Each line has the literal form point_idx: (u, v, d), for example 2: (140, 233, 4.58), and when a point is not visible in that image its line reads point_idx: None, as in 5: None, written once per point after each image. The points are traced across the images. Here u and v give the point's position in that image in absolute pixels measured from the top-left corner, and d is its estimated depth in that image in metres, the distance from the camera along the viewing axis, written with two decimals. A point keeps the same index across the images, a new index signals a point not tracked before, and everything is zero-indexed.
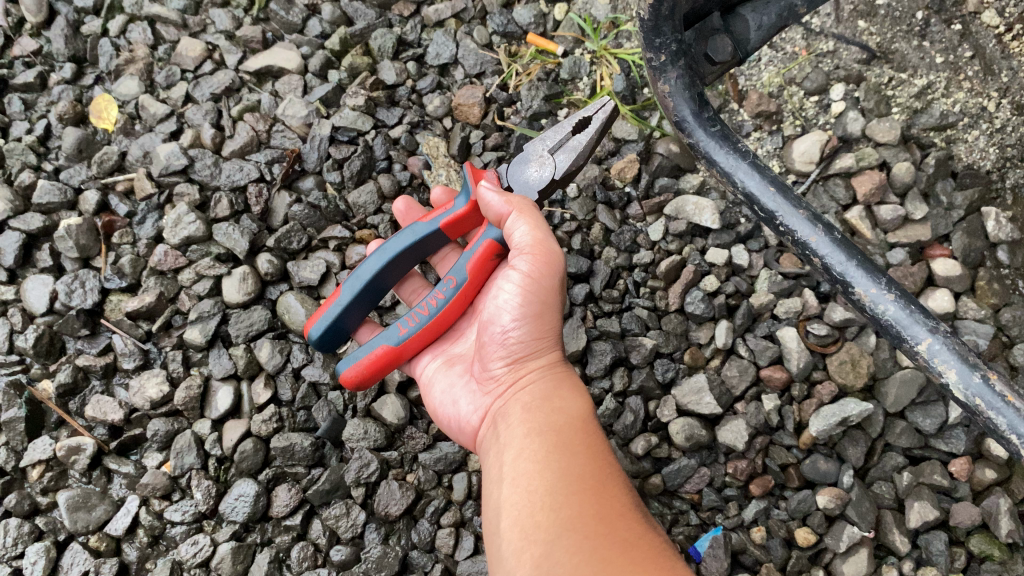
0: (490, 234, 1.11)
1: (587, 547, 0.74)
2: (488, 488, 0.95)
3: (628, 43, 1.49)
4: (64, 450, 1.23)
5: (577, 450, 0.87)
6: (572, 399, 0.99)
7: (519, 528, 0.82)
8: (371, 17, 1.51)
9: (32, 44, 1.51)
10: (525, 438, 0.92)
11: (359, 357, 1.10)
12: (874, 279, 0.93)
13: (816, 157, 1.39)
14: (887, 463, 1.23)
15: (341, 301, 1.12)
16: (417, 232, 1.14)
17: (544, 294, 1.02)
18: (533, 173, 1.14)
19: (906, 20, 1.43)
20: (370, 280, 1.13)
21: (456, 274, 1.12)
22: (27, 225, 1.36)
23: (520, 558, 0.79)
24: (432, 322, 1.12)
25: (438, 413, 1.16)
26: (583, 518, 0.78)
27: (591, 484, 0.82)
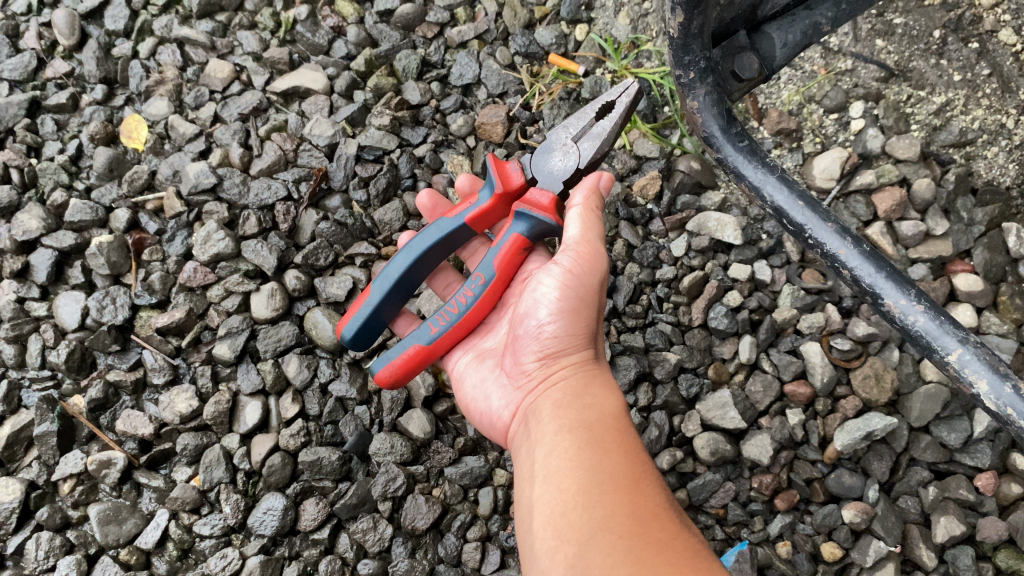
0: (517, 229, 1.12)
1: (623, 549, 0.71)
2: (520, 486, 0.92)
3: (649, 63, 1.51)
4: (95, 464, 1.25)
5: (611, 448, 0.85)
6: (604, 396, 0.97)
7: (551, 527, 0.80)
8: (396, 39, 1.54)
9: (64, 66, 1.55)
10: (557, 434, 0.89)
11: (392, 357, 1.12)
12: (904, 290, 0.93)
13: (837, 174, 1.41)
14: (913, 477, 1.24)
15: (371, 300, 1.13)
16: (444, 228, 1.15)
17: (579, 291, 1.02)
18: (557, 163, 1.14)
19: (923, 39, 1.44)
20: (400, 278, 1.14)
21: (484, 270, 1.13)
22: (60, 243, 1.38)
23: (553, 557, 0.77)
24: (463, 319, 1.13)
25: (471, 409, 1.16)
26: (618, 517, 0.75)
27: (626, 483, 0.80)
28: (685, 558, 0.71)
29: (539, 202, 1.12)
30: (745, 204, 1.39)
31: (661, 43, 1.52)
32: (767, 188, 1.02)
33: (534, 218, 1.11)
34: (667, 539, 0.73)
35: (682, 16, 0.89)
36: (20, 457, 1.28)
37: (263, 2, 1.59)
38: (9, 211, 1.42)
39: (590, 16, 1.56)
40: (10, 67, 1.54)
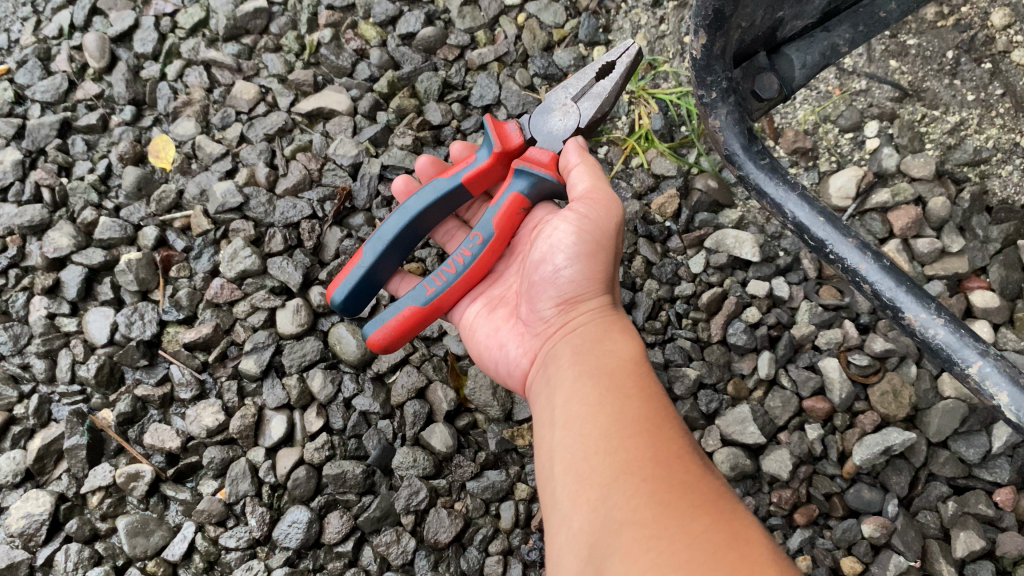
0: (516, 186, 1.16)
1: (647, 488, 0.73)
2: (541, 431, 0.95)
3: (666, 84, 1.54)
4: (124, 476, 1.27)
5: (630, 393, 0.86)
6: (621, 341, 0.99)
7: (573, 472, 0.82)
8: (418, 61, 1.58)
9: (95, 88, 1.59)
10: (576, 381, 0.91)
11: (387, 319, 1.13)
12: (924, 304, 0.94)
13: (853, 193, 1.42)
14: (932, 492, 1.24)
15: (365, 262, 1.16)
16: (440, 188, 1.18)
17: (596, 233, 1.03)
18: (557, 122, 1.19)
19: (936, 59, 1.47)
20: (394, 239, 1.16)
21: (483, 228, 1.16)
22: (89, 260, 1.41)
23: (576, 501, 0.79)
24: (461, 278, 1.15)
25: (483, 356, 1.20)
26: (640, 459, 0.77)
27: (646, 427, 0.81)
28: (708, 498, 0.72)
29: (539, 160, 1.16)
30: (762, 222, 1.42)
31: (677, 65, 1.55)
32: (788, 205, 1.04)
33: (533, 174, 1.15)
34: (689, 479, 0.75)
35: (705, 38, 0.91)
36: (50, 470, 1.31)
37: (288, 26, 1.62)
38: (40, 229, 1.46)
39: (608, 38, 1.60)
40: (42, 89, 1.58)
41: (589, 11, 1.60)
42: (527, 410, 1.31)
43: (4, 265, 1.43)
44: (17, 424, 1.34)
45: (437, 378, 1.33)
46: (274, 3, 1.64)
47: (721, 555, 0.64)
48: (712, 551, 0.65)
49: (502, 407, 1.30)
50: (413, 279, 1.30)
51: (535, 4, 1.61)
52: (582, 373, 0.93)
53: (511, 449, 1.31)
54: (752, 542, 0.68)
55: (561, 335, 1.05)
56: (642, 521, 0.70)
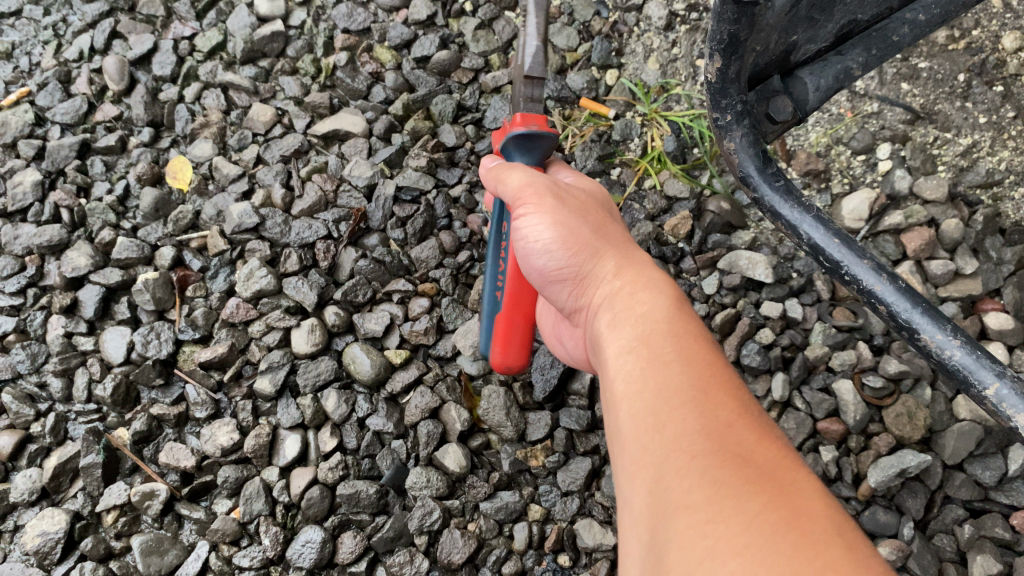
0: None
1: (700, 465, 0.64)
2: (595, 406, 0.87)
3: (678, 106, 1.55)
4: (139, 495, 1.28)
5: (667, 353, 0.77)
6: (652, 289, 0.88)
7: (624, 452, 0.74)
8: (433, 84, 1.59)
9: (113, 110, 1.61)
10: (616, 353, 0.82)
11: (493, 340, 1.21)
12: (940, 325, 0.94)
13: (865, 214, 1.43)
14: (948, 515, 1.23)
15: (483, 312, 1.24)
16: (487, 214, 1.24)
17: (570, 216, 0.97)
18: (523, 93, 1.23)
19: (948, 82, 1.48)
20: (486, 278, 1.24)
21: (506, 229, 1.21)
22: (107, 280, 1.43)
23: (631, 482, 0.71)
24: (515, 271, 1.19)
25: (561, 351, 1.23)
26: (687, 432, 0.68)
27: (696, 390, 0.72)
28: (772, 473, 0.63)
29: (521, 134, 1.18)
30: (776, 243, 1.42)
31: (691, 88, 1.57)
32: (803, 227, 1.04)
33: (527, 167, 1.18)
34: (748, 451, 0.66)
35: (720, 62, 0.91)
36: (65, 488, 1.32)
37: (305, 49, 1.65)
38: (58, 248, 1.47)
39: (621, 61, 1.61)
40: (62, 111, 1.60)
41: (601, 35, 1.62)
42: (541, 430, 1.31)
43: (23, 285, 1.44)
44: (34, 442, 1.35)
45: (451, 399, 1.34)
46: (291, 28, 1.67)
47: (787, 547, 0.56)
48: (778, 543, 0.57)
49: (515, 428, 1.31)
50: None
51: (548, 27, 1.63)
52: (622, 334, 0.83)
53: (525, 469, 1.31)
54: (821, 516, 0.60)
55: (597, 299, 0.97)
56: (696, 505, 0.62)
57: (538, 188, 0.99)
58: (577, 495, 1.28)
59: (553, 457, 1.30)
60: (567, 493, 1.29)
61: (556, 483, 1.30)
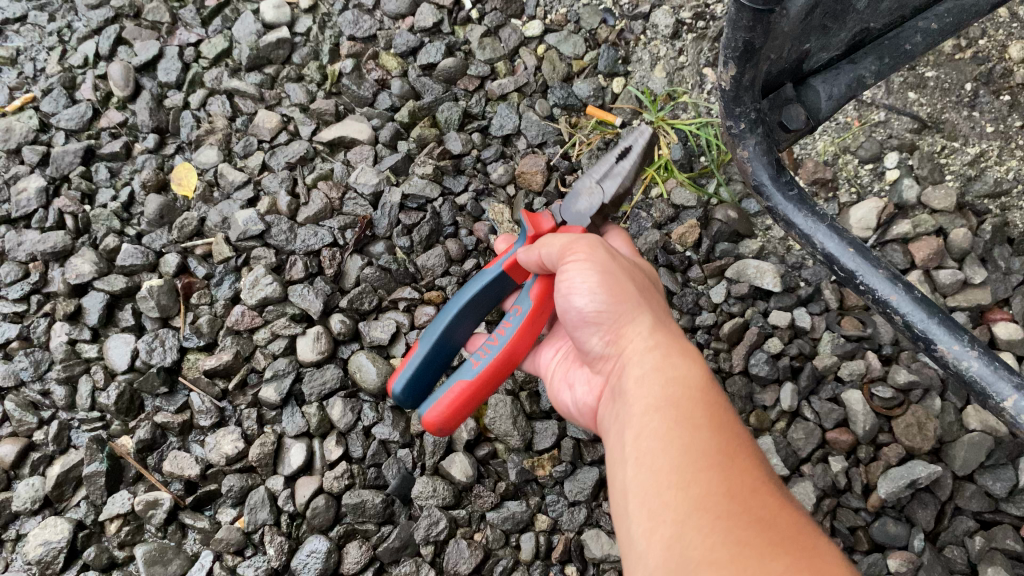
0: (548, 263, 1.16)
1: (722, 530, 0.68)
2: (610, 469, 0.88)
3: (685, 115, 1.55)
4: (142, 504, 1.27)
5: (701, 423, 0.79)
6: (684, 359, 0.89)
7: (644, 510, 0.77)
8: (438, 91, 1.58)
9: (118, 116, 1.60)
10: (645, 414, 0.84)
11: (439, 398, 1.12)
12: (956, 336, 0.93)
13: (873, 224, 1.42)
14: (958, 526, 1.23)
15: (420, 353, 1.17)
16: (485, 277, 1.20)
17: (619, 279, 1.00)
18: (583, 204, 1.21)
19: (955, 91, 1.47)
20: (444, 333, 1.18)
21: (522, 303, 1.16)
22: (111, 286, 1.42)
23: (650, 539, 0.74)
24: (502, 352, 1.14)
25: (559, 405, 1.21)
26: (715, 496, 0.71)
27: (717, 459, 0.75)
28: (787, 539, 0.67)
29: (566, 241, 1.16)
30: (783, 252, 1.42)
31: (698, 96, 1.56)
32: (817, 236, 1.04)
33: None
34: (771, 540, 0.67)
35: (734, 69, 0.92)
36: (68, 497, 1.30)
37: (310, 56, 1.64)
38: (63, 255, 1.46)
39: (627, 70, 1.61)
40: (68, 117, 1.60)
41: (608, 43, 1.62)
42: (548, 439, 1.30)
43: (26, 291, 1.43)
44: (37, 450, 1.34)
45: None
46: (296, 34, 1.67)
47: None
48: None
49: (522, 437, 1.29)
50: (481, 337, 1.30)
51: (555, 35, 1.63)
52: (639, 376, 0.91)
53: (532, 479, 1.29)
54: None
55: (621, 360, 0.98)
56: (718, 561, 0.66)
57: (583, 246, 1.04)
58: (584, 506, 1.27)
59: (560, 466, 1.29)
60: (574, 503, 1.27)
61: (563, 493, 1.28)
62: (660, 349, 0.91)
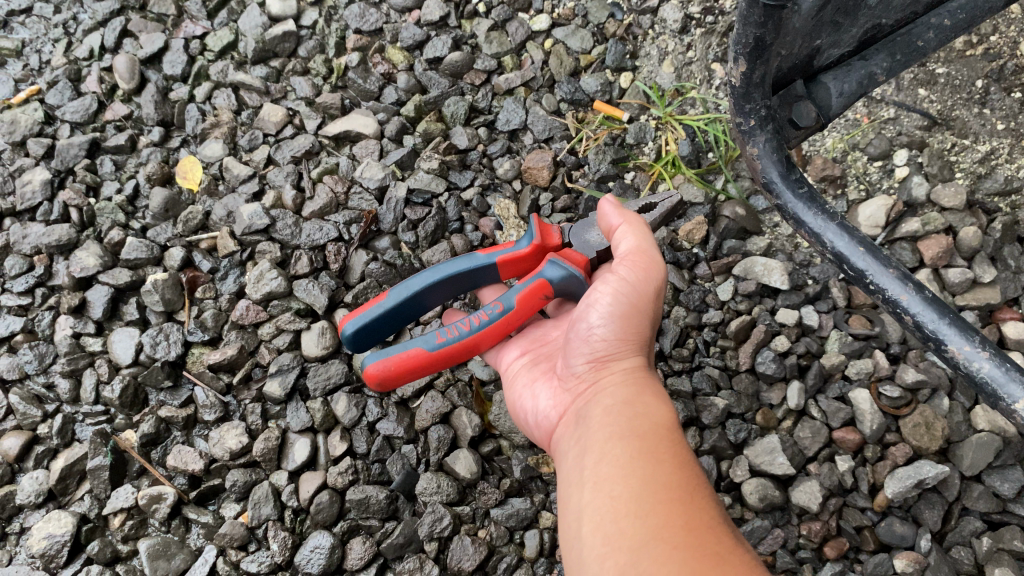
0: (544, 274, 1.15)
1: (675, 558, 0.71)
2: (565, 494, 0.91)
3: (694, 110, 1.54)
4: (146, 498, 1.27)
5: (663, 458, 0.84)
6: (654, 405, 0.94)
7: (600, 535, 0.80)
8: (445, 85, 1.58)
9: (124, 109, 1.59)
10: (608, 442, 0.88)
11: (391, 354, 1.11)
12: (967, 336, 0.92)
13: (882, 221, 1.41)
14: (965, 527, 1.22)
15: (386, 304, 1.15)
16: (475, 260, 1.18)
17: (638, 297, 1.03)
18: (594, 237, 1.18)
19: (966, 88, 1.46)
20: (419, 293, 1.16)
21: (504, 301, 1.15)
22: (116, 280, 1.41)
23: (604, 563, 0.77)
24: (470, 338, 1.14)
25: (516, 408, 1.18)
26: (671, 526, 0.75)
27: (674, 492, 0.79)
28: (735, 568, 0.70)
29: (571, 256, 1.16)
30: (791, 250, 1.41)
31: (706, 91, 1.55)
32: (827, 235, 1.03)
33: (564, 267, 1.14)
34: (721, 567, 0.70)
35: (745, 65, 0.91)
36: (72, 490, 1.30)
37: (316, 49, 1.64)
38: (67, 248, 1.46)
39: (635, 64, 1.60)
40: (72, 110, 1.59)
41: (616, 37, 1.61)
42: None
43: (31, 284, 1.43)
44: (41, 444, 1.34)
45: (462, 404, 1.32)
46: (302, 27, 1.66)
47: None
48: None
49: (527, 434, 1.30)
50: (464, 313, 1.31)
51: (562, 30, 1.62)
52: (607, 408, 0.95)
53: (536, 476, 1.29)
54: None
55: (595, 391, 1.02)
56: None
57: (648, 262, 1.05)
58: None
59: None
60: None
61: None
62: (631, 389, 0.97)
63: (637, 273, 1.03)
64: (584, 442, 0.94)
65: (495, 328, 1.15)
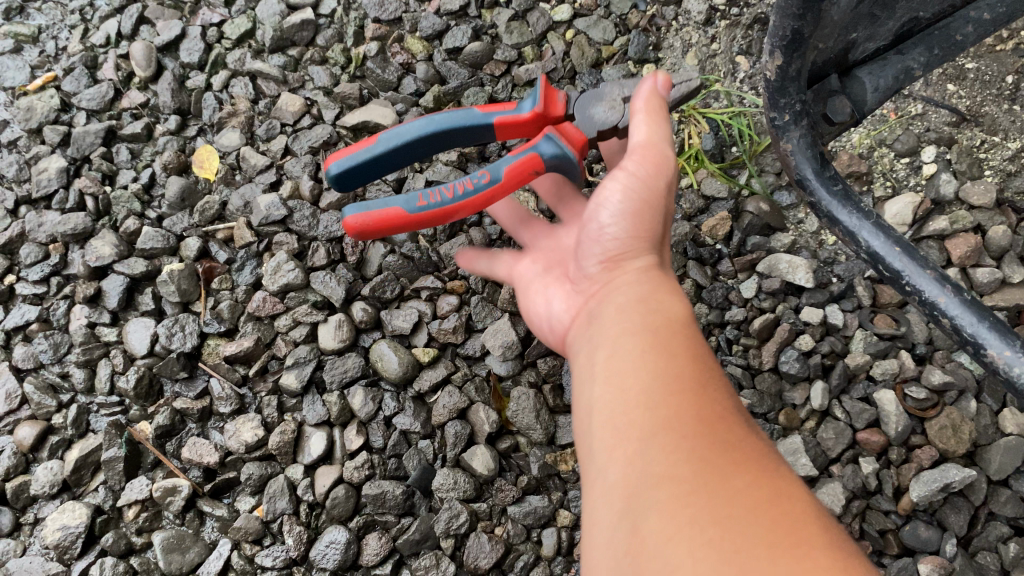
0: (537, 147, 1.04)
1: (683, 452, 0.63)
2: (578, 392, 0.82)
3: (717, 104, 1.50)
4: (161, 490, 1.26)
5: (675, 354, 0.74)
6: (670, 300, 0.84)
7: (609, 434, 0.71)
8: (465, 76, 1.55)
9: (140, 97, 1.58)
10: (618, 339, 0.79)
11: (371, 208, 1.01)
12: (1008, 340, 0.89)
13: (910, 218, 1.38)
14: (992, 532, 1.21)
15: (373, 151, 1.06)
16: (471, 116, 1.07)
17: (652, 192, 0.93)
18: (600, 112, 1.06)
19: (996, 84, 1.43)
20: (408, 144, 1.06)
21: (493, 169, 1.04)
22: (131, 269, 1.40)
23: (614, 460, 0.68)
24: (454, 206, 1.03)
25: (533, 318, 1.09)
26: (682, 419, 0.66)
27: (689, 386, 0.69)
28: (748, 464, 0.62)
29: (568, 133, 1.06)
30: (815, 247, 1.39)
31: (730, 85, 1.52)
32: (862, 234, 1.01)
33: (559, 144, 1.04)
34: (732, 461, 0.62)
35: (780, 59, 0.90)
36: (86, 481, 1.30)
37: (335, 38, 1.62)
38: (83, 237, 1.45)
39: (658, 56, 1.57)
40: (89, 97, 1.57)
41: (639, 28, 1.58)
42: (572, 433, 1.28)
43: (46, 273, 1.42)
44: (55, 434, 1.33)
45: (480, 399, 1.30)
46: (321, 16, 1.64)
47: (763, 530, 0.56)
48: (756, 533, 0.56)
49: (545, 431, 1.27)
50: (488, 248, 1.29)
51: (584, 20, 1.59)
52: (617, 306, 0.85)
53: (554, 474, 1.27)
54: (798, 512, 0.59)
55: (607, 292, 0.91)
56: (678, 478, 0.61)
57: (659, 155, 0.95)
58: None
59: None
60: None
61: None
62: (646, 286, 0.87)
63: (648, 169, 0.94)
64: (596, 342, 0.84)
65: (482, 199, 1.04)
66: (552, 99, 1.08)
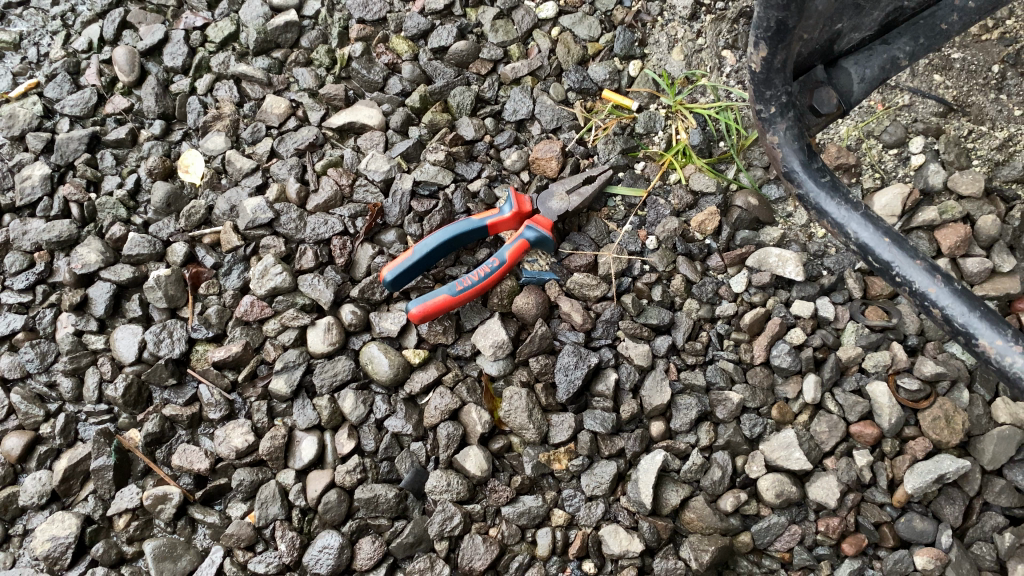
0: (524, 236, 1.32)
1: None
2: None
3: (704, 98, 1.50)
4: (151, 499, 1.25)
5: None
6: None
7: None
8: (450, 75, 1.54)
9: (124, 102, 1.56)
10: None
11: (427, 299, 1.27)
12: (998, 329, 0.90)
13: (898, 210, 1.37)
14: (987, 523, 1.23)
15: (415, 256, 1.30)
16: (470, 223, 1.33)
17: None
18: (555, 204, 1.37)
19: (982, 73, 1.42)
20: (434, 250, 1.31)
21: (499, 257, 1.30)
22: (118, 276, 1.39)
23: None
24: (483, 285, 1.29)
25: None
26: None
27: None
28: None
29: (542, 221, 1.34)
30: (805, 240, 1.38)
31: (716, 79, 1.52)
32: (851, 225, 1.01)
33: (541, 232, 1.32)
34: None
35: (765, 50, 0.95)
36: (76, 491, 1.29)
37: (320, 39, 1.60)
38: (68, 244, 1.43)
39: (644, 52, 1.56)
40: (71, 103, 1.56)
41: (624, 24, 1.57)
42: (564, 432, 1.26)
43: (31, 282, 1.40)
44: (43, 444, 1.32)
45: (472, 400, 1.29)
46: (305, 18, 1.62)
47: None
48: None
49: (538, 430, 1.25)
50: (471, 239, 1.35)
51: (569, 17, 1.58)
52: None
53: (548, 473, 1.27)
54: None
55: None
56: None
57: None
58: (602, 500, 1.24)
59: (577, 460, 1.25)
60: (591, 497, 1.25)
61: (580, 487, 1.26)
62: None
63: None
64: None
65: (495, 278, 1.31)
66: (523, 206, 1.35)
